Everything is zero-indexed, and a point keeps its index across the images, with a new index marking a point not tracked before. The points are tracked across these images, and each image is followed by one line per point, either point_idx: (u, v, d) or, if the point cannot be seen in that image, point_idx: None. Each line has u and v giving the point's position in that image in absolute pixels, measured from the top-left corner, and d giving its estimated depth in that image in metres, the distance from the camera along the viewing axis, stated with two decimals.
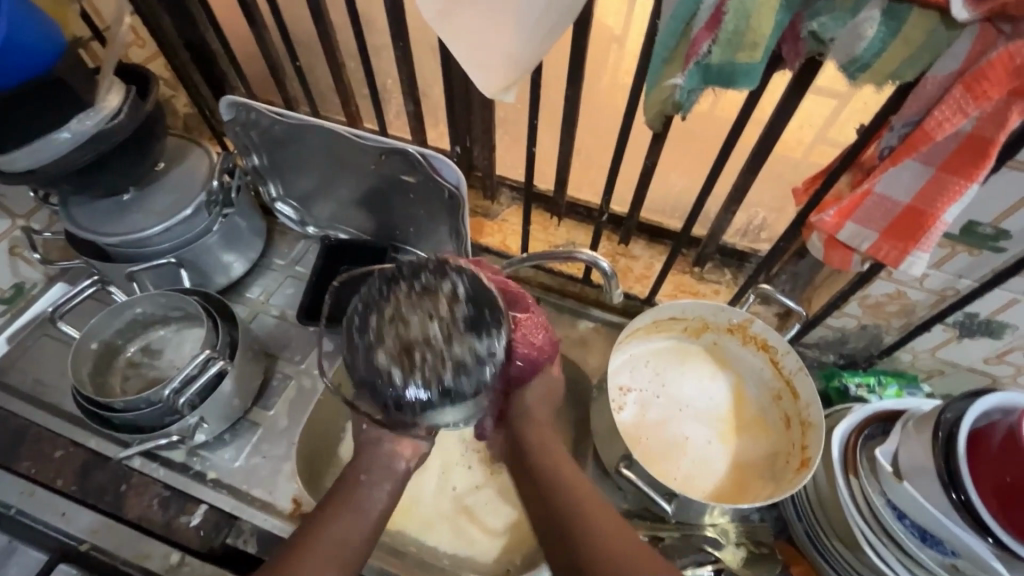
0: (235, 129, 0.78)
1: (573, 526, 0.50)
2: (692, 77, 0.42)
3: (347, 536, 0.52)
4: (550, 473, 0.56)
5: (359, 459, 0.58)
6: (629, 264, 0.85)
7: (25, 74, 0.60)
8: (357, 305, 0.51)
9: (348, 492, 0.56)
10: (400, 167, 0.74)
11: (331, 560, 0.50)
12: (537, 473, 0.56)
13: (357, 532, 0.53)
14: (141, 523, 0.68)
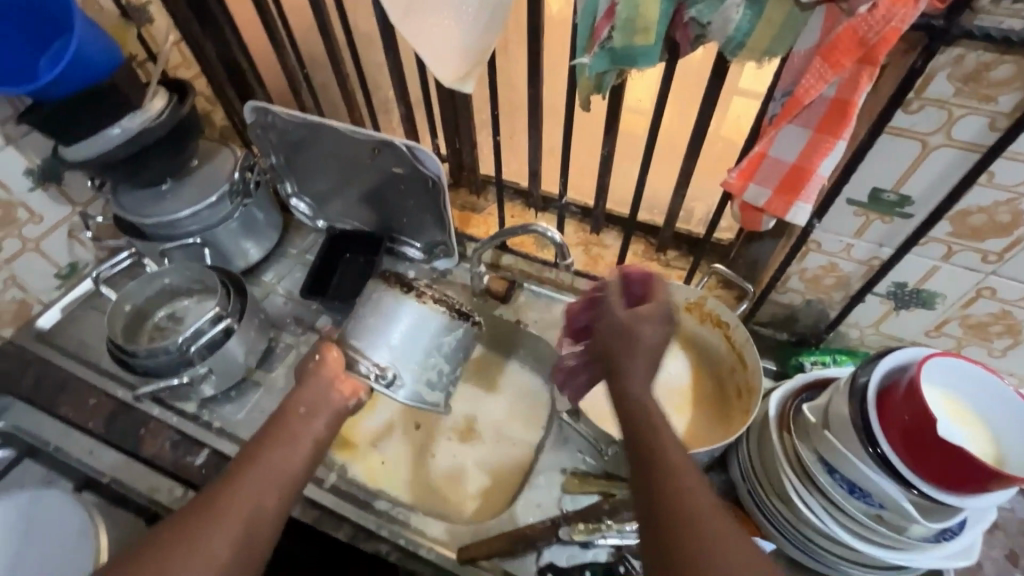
0: (256, 131, 0.91)
1: (664, 495, 0.44)
2: (600, 59, 0.51)
3: (281, 468, 0.56)
4: (642, 446, 0.48)
5: (299, 394, 0.63)
6: (600, 253, 0.93)
7: (88, 80, 0.74)
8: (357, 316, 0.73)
9: (275, 446, 0.57)
10: (391, 160, 0.85)
11: (261, 480, 0.54)
12: (645, 422, 0.49)
13: (280, 489, 0.55)
14: (155, 461, 0.77)
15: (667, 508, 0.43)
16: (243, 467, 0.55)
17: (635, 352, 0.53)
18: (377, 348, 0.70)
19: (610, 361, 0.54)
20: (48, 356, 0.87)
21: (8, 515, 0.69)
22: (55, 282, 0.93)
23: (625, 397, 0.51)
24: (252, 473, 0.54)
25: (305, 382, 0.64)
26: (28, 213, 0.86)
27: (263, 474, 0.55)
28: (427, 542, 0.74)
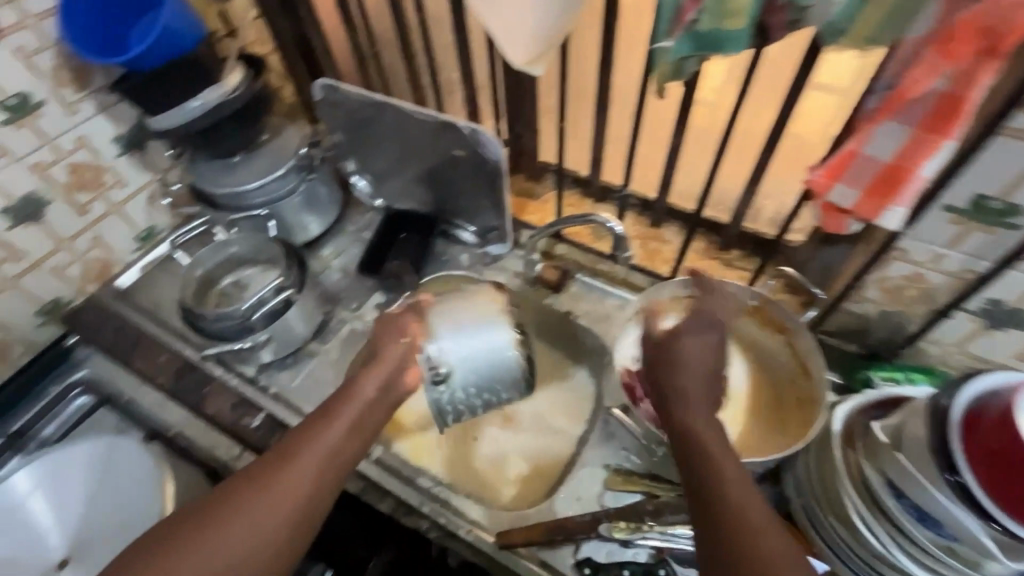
0: (324, 108, 0.93)
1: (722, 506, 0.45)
2: (682, 44, 0.48)
3: (332, 451, 0.55)
4: (694, 464, 0.49)
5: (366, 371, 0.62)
6: (658, 248, 0.90)
7: (172, 54, 0.78)
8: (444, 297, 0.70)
9: (323, 424, 0.57)
10: (453, 142, 0.85)
11: (312, 463, 0.54)
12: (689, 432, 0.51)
13: (327, 474, 0.54)
14: (216, 419, 0.81)
15: (727, 524, 0.44)
16: (288, 445, 0.55)
17: (690, 371, 0.55)
18: (447, 346, 0.66)
19: (661, 381, 0.56)
20: (124, 313, 0.93)
21: (80, 461, 0.71)
22: (134, 244, 0.99)
23: (677, 415, 0.53)
24: (298, 452, 0.54)
25: (379, 354, 0.64)
26: (113, 178, 0.91)
27: (313, 458, 0.54)
28: (468, 523, 0.75)
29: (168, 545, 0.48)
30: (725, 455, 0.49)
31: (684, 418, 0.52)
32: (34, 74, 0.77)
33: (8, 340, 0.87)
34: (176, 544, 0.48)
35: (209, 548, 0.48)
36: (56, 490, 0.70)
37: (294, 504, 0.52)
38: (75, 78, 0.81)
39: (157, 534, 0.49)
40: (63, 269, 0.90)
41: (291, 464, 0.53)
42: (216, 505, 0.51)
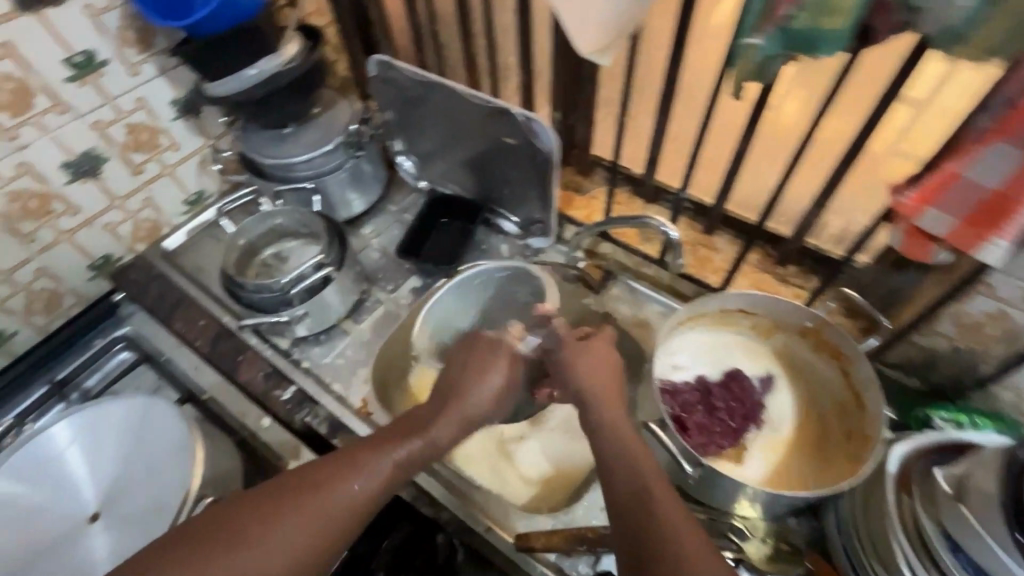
0: (376, 85, 0.92)
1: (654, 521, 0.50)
2: (773, 41, 0.44)
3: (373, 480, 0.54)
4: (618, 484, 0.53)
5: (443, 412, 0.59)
6: (709, 255, 0.86)
7: (233, 21, 0.77)
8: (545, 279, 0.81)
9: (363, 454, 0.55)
10: (505, 129, 0.83)
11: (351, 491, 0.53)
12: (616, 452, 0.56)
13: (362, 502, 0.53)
14: (247, 387, 0.82)
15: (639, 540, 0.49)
16: (341, 456, 0.55)
17: (614, 394, 0.60)
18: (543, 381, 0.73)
19: (579, 398, 0.61)
20: (168, 274, 0.95)
21: (118, 416, 0.73)
22: (182, 207, 1.01)
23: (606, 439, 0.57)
24: (350, 469, 0.53)
25: (465, 393, 0.61)
26: (168, 141, 0.93)
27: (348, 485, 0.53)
28: (488, 521, 0.78)
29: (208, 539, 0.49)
30: (660, 480, 0.52)
31: (615, 441, 0.56)
32: (101, 32, 0.78)
33: (60, 291, 0.90)
34: (217, 539, 0.48)
35: (248, 546, 0.48)
36: (93, 444, 0.72)
37: (337, 521, 0.51)
38: (140, 38, 0.82)
39: (201, 526, 0.50)
40: (115, 226, 0.93)
41: (340, 480, 0.53)
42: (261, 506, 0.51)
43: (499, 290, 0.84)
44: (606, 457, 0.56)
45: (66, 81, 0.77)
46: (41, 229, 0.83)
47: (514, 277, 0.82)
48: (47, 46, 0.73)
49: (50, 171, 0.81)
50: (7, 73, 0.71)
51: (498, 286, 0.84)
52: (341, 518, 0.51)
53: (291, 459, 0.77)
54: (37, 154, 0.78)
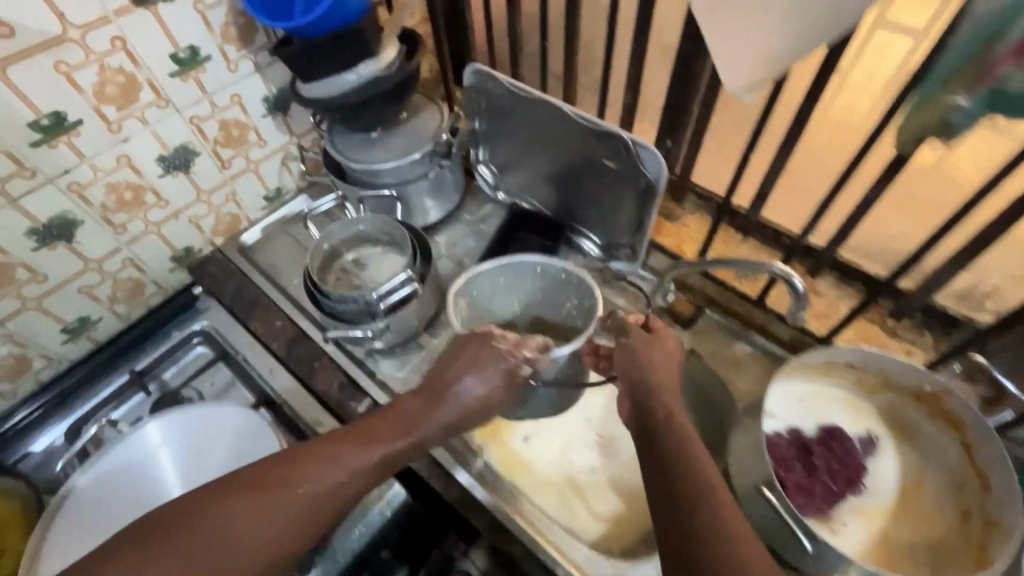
0: (469, 95, 0.90)
1: (700, 519, 0.44)
2: (978, 101, 0.40)
3: (359, 469, 0.55)
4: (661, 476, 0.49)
5: (442, 398, 0.62)
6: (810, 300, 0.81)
7: (336, 23, 0.76)
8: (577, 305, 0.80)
9: (359, 442, 0.57)
10: (605, 152, 0.80)
11: (337, 476, 0.53)
12: (667, 439, 0.53)
13: (348, 491, 0.54)
14: (323, 396, 0.81)
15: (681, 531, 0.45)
16: (326, 445, 0.55)
17: (673, 390, 0.59)
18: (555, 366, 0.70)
19: (649, 386, 0.59)
20: (244, 268, 0.94)
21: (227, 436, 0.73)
22: (262, 203, 1.00)
23: (665, 435, 0.53)
24: (336, 459, 0.54)
25: (479, 369, 0.63)
26: (256, 137, 0.92)
27: (339, 471, 0.54)
28: (565, 562, 0.73)
29: (193, 523, 0.48)
30: (717, 480, 0.48)
31: (671, 435, 0.53)
32: (207, 28, 0.77)
33: (144, 280, 0.90)
34: (198, 519, 0.48)
35: (235, 521, 0.49)
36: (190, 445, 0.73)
37: (317, 508, 0.52)
38: (242, 35, 0.81)
39: (193, 495, 0.50)
40: (199, 219, 0.93)
41: (327, 467, 0.54)
42: (248, 490, 0.51)
43: (548, 290, 0.83)
44: (657, 456, 0.52)
45: (170, 76, 0.76)
46: (133, 220, 0.84)
47: (569, 285, 0.80)
48: (157, 41, 0.73)
49: (146, 164, 0.80)
50: (117, 67, 0.71)
51: (545, 288, 0.83)
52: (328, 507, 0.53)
53: None
54: (136, 147, 0.78)
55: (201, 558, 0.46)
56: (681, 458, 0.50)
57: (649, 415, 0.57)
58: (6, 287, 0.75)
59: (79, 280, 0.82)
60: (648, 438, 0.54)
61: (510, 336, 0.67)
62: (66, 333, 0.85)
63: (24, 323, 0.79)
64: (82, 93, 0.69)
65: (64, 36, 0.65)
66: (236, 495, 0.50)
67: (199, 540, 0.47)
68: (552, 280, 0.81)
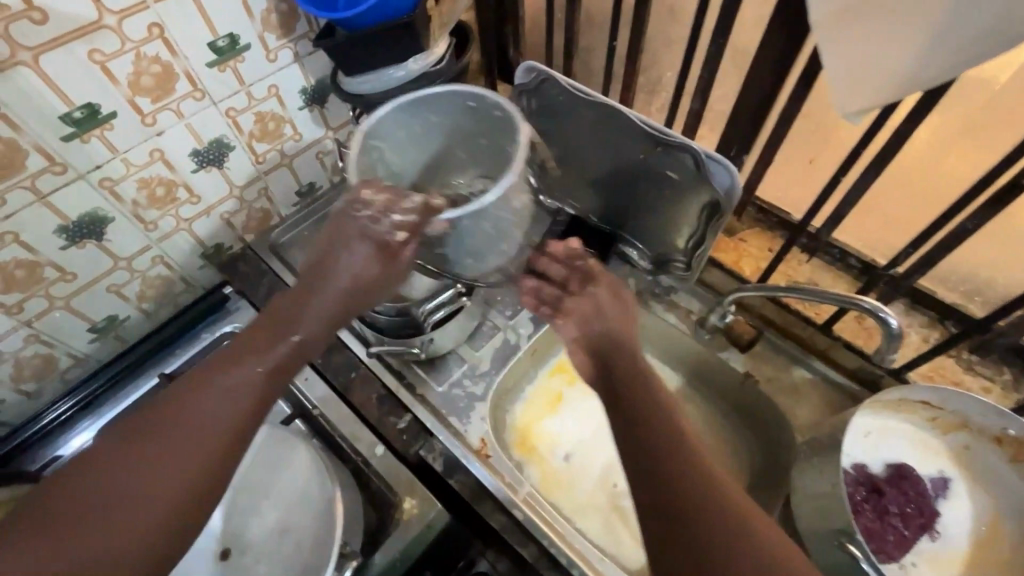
0: (519, 94, 0.84)
1: (696, 501, 0.48)
2: None
3: (241, 381, 0.54)
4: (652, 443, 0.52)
5: (312, 293, 0.61)
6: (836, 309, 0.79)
7: (387, 15, 0.70)
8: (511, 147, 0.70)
9: (234, 362, 0.55)
10: (668, 162, 0.74)
11: (217, 397, 0.52)
12: (654, 409, 0.54)
13: (238, 400, 0.53)
14: (361, 409, 0.78)
15: (674, 497, 0.49)
16: (206, 372, 0.54)
17: (634, 339, 0.61)
18: (474, 224, 0.64)
19: (615, 343, 0.61)
20: (277, 268, 0.89)
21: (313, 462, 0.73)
22: (293, 199, 0.96)
23: (643, 399, 0.55)
24: (215, 379, 0.53)
25: (346, 246, 0.62)
26: (292, 131, 0.87)
27: (218, 388, 0.53)
28: None
29: (78, 483, 0.47)
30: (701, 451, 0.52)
31: (648, 399, 0.55)
32: (248, 15, 0.71)
33: (174, 278, 0.87)
34: (86, 487, 0.47)
35: (126, 478, 0.47)
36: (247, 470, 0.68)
37: (210, 434, 0.50)
38: (283, 23, 0.75)
39: (80, 465, 0.48)
40: (231, 216, 0.88)
41: (208, 392, 0.52)
42: (134, 436, 0.49)
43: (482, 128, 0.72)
44: (653, 428, 0.53)
45: (207, 66, 0.71)
46: (164, 218, 0.79)
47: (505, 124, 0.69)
48: (195, 27, 0.67)
49: (179, 159, 0.76)
50: (154, 56, 0.66)
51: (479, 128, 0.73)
52: (237, 421, 0.52)
53: (406, 497, 0.72)
54: (170, 141, 0.73)
55: (101, 525, 0.45)
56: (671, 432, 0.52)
57: (616, 374, 0.59)
58: (35, 287, 0.71)
59: (109, 279, 0.78)
60: (622, 406, 0.56)
61: (380, 197, 0.61)
62: (94, 332, 0.82)
63: (52, 323, 0.76)
64: (117, 84, 0.65)
65: (100, 22, 0.60)
66: (118, 452, 0.48)
67: (95, 515, 0.45)
68: (485, 120, 0.71)
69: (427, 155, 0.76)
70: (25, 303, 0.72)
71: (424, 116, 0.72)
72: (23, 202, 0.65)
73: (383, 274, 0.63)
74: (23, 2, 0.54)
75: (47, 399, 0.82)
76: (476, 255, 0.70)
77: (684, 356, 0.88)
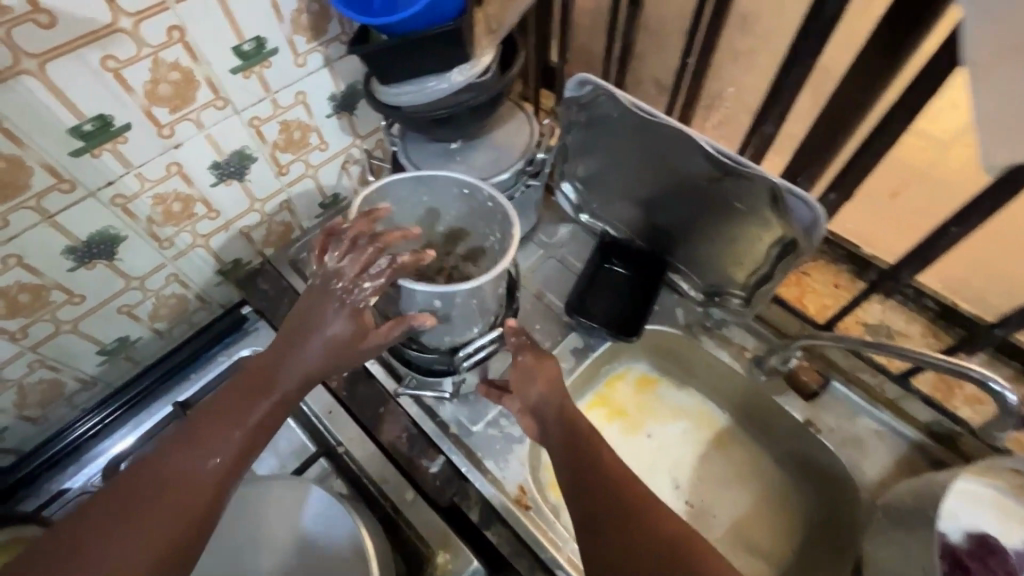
0: (568, 106, 0.74)
1: (639, 530, 0.50)
2: None
3: (229, 440, 0.51)
4: (601, 483, 0.54)
5: (294, 351, 0.56)
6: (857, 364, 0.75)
7: (433, 20, 0.63)
8: (498, 238, 0.74)
9: (222, 417, 0.52)
10: (738, 194, 0.67)
11: (203, 457, 0.50)
12: (581, 454, 0.57)
13: (224, 462, 0.51)
14: (391, 450, 0.72)
15: (624, 531, 0.51)
16: (183, 437, 0.51)
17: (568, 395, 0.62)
18: (462, 297, 0.62)
19: (545, 395, 0.62)
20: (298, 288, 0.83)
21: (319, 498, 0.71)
22: (316, 211, 0.89)
23: (582, 440, 0.58)
24: (200, 437, 0.51)
25: (321, 311, 0.57)
26: (318, 140, 0.81)
27: (206, 445, 0.50)
28: None
29: (59, 548, 0.44)
30: (640, 485, 0.54)
31: (582, 447, 0.57)
32: (276, 16, 0.64)
33: (188, 296, 0.80)
34: (64, 553, 0.44)
35: (106, 548, 0.44)
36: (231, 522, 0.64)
37: (197, 497, 0.48)
38: (314, 24, 0.68)
39: (58, 529, 0.46)
40: (250, 231, 0.82)
41: (196, 451, 0.50)
42: (86, 523, 0.45)
43: (474, 213, 0.75)
44: (585, 472, 0.55)
45: (231, 72, 0.64)
46: (180, 234, 0.73)
47: (495, 215, 0.72)
48: (220, 31, 0.60)
49: (198, 173, 0.69)
50: (173, 62, 0.59)
51: (469, 212, 0.75)
52: (195, 509, 0.48)
53: (439, 551, 0.66)
54: (189, 155, 0.67)
55: None
56: (605, 475, 0.55)
57: (555, 424, 0.61)
58: (40, 311, 0.65)
59: (120, 300, 0.72)
60: (564, 455, 0.58)
61: (346, 263, 0.57)
62: (103, 354, 0.76)
63: (60, 347, 0.70)
64: (132, 94, 0.58)
65: (115, 26, 0.53)
66: (99, 517, 0.45)
67: None
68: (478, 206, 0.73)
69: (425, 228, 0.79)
70: (29, 328, 0.66)
71: (429, 190, 0.74)
72: (27, 223, 0.58)
73: (371, 333, 0.59)
74: (28, 3, 0.47)
75: (54, 424, 0.77)
76: (455, 330, 0.69)
77: (730, 392, 0.82)
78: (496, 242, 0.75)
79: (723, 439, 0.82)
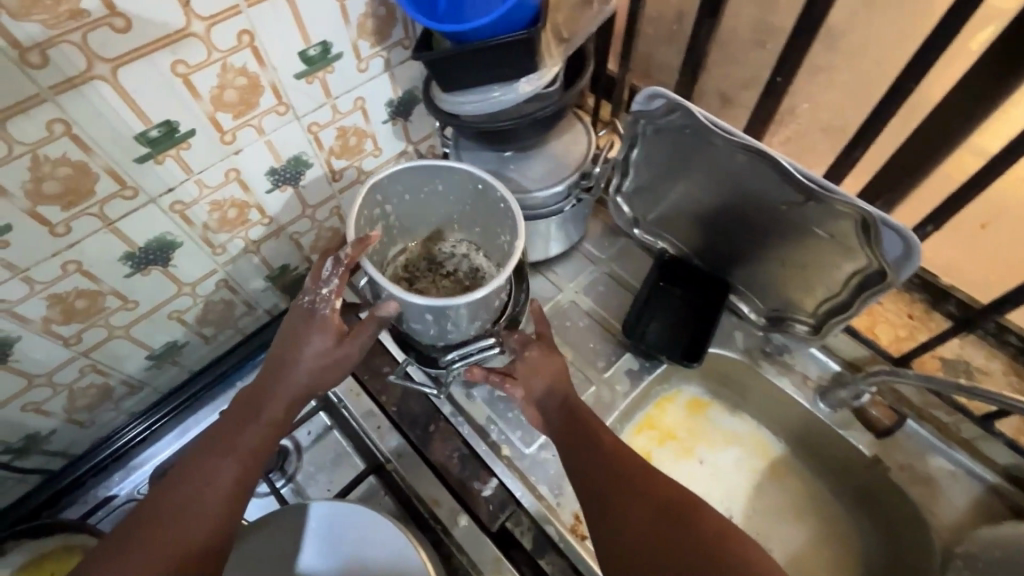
0: (637, 120, 0.69)
1: (640, 506, 0.50)
2: None
3: (226, 469, 0.52)
4: (606, 468, 0.54)
5: (284, 373, 0.56)
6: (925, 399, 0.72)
7: (506, 27, 0.60)
8: (509, 236, 0.73)
9: (217, 448, 0.53)
10: (814, 217, 0.63)
11: (202, 488, 0.51)
12: (582, 440, 0.57)
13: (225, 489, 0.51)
14: (442, 469, 0.71)
15: (627, 509, 0.51)
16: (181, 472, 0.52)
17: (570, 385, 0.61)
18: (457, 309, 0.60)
19: (553, 386, 0.60)
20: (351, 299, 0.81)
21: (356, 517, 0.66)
22: None
23: (583, 425, 0.58)
24: (196, 469, 0.52)
25: (301, 331, 0.56)
26: (373, 146, 0.79)
27: (202, 476, 0.51)
28: None
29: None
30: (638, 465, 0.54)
31: (584, 433, 0.58)
32: (343, 19, 0.62)
33: (236, 301, 0.79)
34: None
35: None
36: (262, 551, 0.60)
37: (199, 527, 0.49)
38: (379, 28, 0.66)
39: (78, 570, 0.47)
40: (300, 236, 0.80)
41: (194, 484, 0.51)
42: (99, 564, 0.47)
43: (488, 208, 0.73)
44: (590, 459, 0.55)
45: (295, 77, 0.62)
46: (233, 240, 0.71)
47: (508, 220, 0.71)
48: (287, 34, 0.58)
49: (255, 179, 0.67)
50: (241, 68, 0.57)
51: (485, 207, 0.73)
52: (196, 540, 0.48)
53: None
54: (247, 160, 0.65)
55: None
56: (608, 458, 0.55)
57: (559, 414, 0.60)
58: (94, 316, 0.64)
59: (172, 305, 0.71)
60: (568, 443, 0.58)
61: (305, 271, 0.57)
62: (152, 359, 0.75)
63: (110, 352, 0.69)
64: (198, 99, 0.56)
65: (187, 30, 0.51)
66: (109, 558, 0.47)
67: None
68: (491, 199, 0.71)
69: (442, 222, 0.79)
70: (83, 334, 0.64)
71: (443, 176, 0.71)
72: (88, 229, 0.57)
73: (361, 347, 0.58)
74: (105, 7, 0.46)
75: (101, 427, 0.76)
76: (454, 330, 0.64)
77: (789, 420, 0.79)
78: (508, 240, 0.73)
79: (779, 469, 0.79)
